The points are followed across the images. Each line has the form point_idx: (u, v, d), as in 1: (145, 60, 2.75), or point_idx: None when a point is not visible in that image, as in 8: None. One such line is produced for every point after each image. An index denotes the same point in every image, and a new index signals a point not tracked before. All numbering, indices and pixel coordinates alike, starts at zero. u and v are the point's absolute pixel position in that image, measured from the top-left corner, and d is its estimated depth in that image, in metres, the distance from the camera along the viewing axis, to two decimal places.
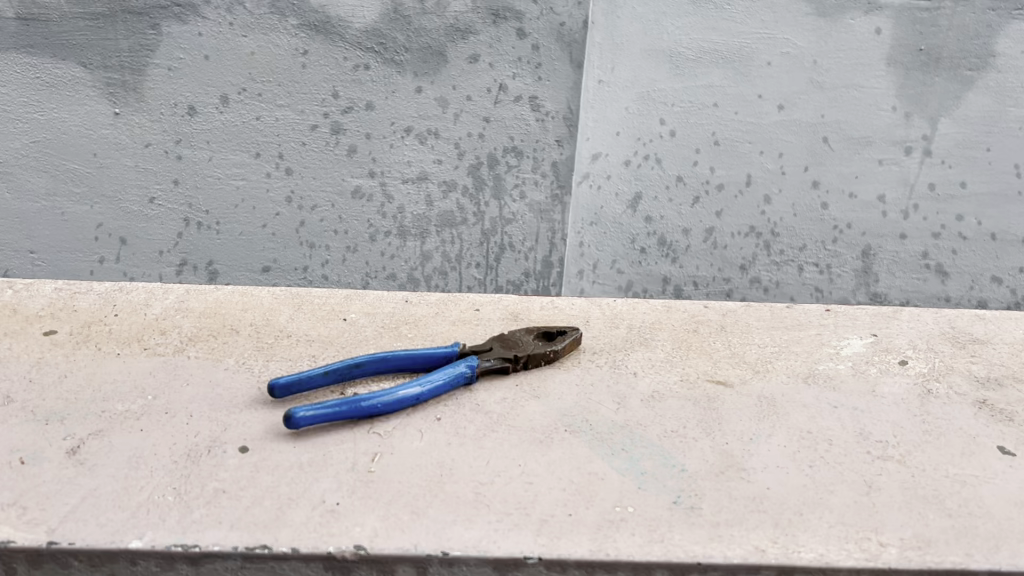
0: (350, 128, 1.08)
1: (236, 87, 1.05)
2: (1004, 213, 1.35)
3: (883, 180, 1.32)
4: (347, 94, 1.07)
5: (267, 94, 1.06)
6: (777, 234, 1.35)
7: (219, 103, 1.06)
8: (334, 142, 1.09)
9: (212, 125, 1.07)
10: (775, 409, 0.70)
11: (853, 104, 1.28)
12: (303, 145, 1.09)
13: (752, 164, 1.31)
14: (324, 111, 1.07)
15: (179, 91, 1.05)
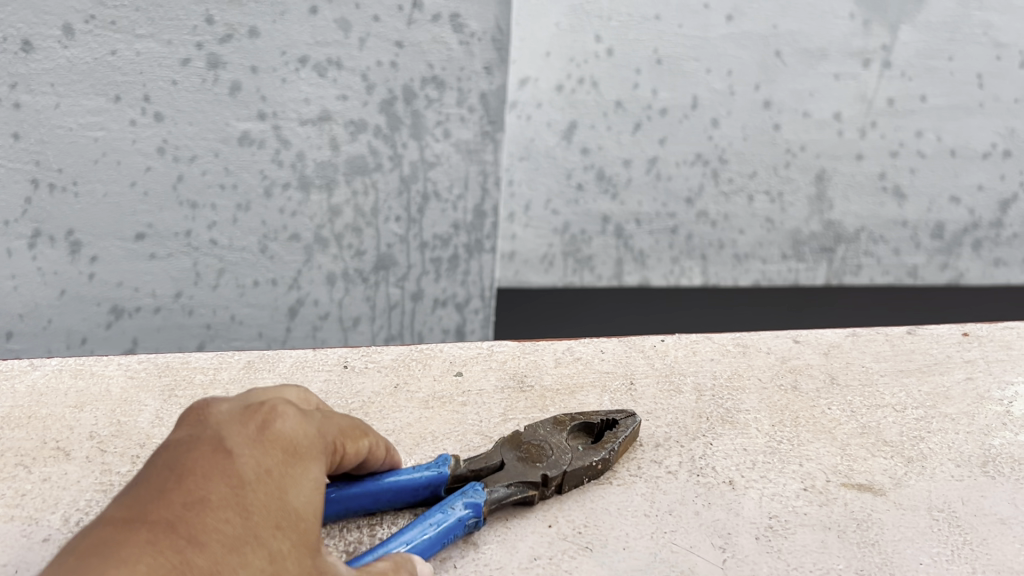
0: (230, 60, 0.88)
1: (81, 14, 0.84)
2: (964, 127, 1.23)
3: (839, 96, 1.19)
4: (223, 18, 0.86)
5: (123, 22, 0.85)
6: (726, 162, 1.22)
7: (62, 35, 0.84)
8: (212, 78, 0.89)
9: (55, 64, 0.86)
10: (963, 537, 0.58)
11: (808, 11, 1.14)
12: (174, 84, 0.88)
13: (698, 84, 1.16)
14: (196, 41, 0.87)
15: (8, 20, 0.83)
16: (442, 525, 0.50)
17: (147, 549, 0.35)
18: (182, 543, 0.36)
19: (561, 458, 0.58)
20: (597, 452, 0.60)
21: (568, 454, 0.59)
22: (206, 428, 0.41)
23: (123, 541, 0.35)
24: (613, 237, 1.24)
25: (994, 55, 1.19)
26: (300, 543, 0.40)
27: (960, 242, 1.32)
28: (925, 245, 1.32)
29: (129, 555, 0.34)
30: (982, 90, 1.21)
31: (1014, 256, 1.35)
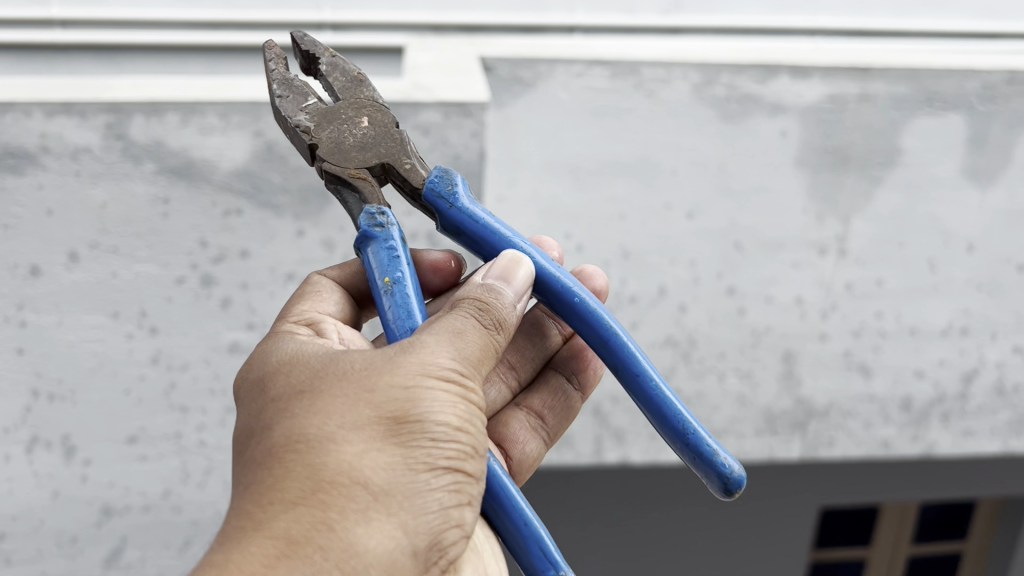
0: (222, 278, 0.95)
1: (86, 242, 0.92)
2: (922, 308, 1.30)
3: (800, 282, 1.26)
4: (217, 242, 0.94)
5: (125, 248, 0.92)
6: (695, 344, 1.27)
7: (67, 261, 0.92)
8: (205, 295, 0.96)
9: (60, 286, 0.93)
10: None
11: (763, 208, 1.22)
12: (169, 301, 0.95)
13: (665, 274, 1.23)
14: (191, 263, 0.94)
15: (20, 250, 0.91)
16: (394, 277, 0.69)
17: (260, 481, 0.55)
18: (270, 469, 0.55)
19: (348, 145, 0.74)
20: (306, 133, 0.74)
21: (349, 139, 0.74)
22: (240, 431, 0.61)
23: (258, 492, 0.54)
24: (591, 416, 1.28)
25: (942, 242, 1.27)
26: (314, 383, 0.60)
27: (928, 415, 1.36)
28: (894, 418, 1.36)
29: (264, 492, 0.54)
30: (934, 274, 1.28)
31: (982, 426, 1.38)
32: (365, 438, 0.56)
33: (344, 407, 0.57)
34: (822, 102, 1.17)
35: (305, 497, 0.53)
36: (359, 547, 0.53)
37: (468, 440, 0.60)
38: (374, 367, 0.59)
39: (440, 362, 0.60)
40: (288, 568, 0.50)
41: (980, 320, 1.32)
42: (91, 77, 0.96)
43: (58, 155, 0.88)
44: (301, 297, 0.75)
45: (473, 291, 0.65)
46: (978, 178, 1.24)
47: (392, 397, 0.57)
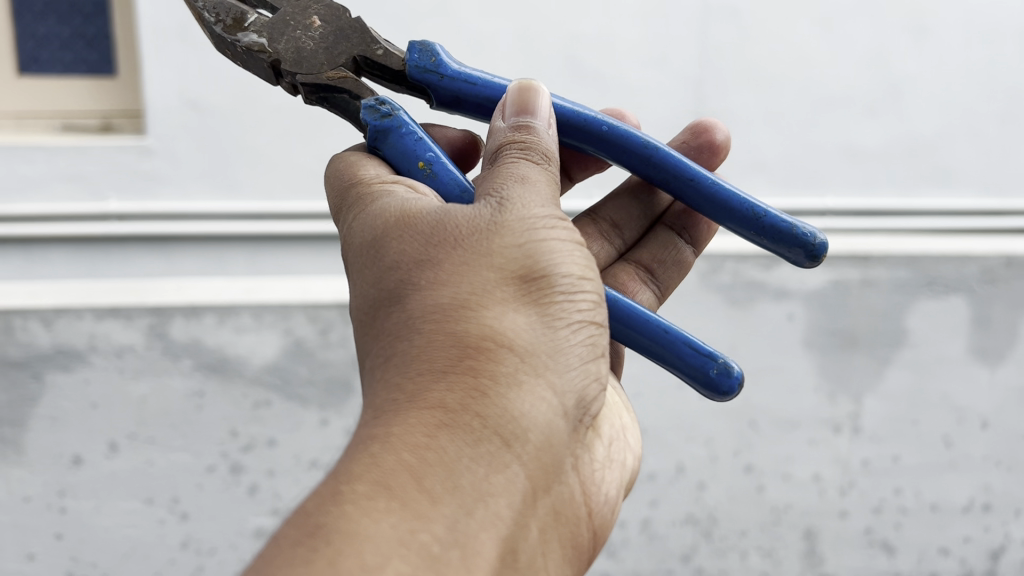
0: (250, 466, 1.17)
1: (124, 432, 1.12)
2: (940, 484, 1.31)
3: (817, 460, 1.28)
4: (246, 431, 1.16)
5: (160, 439, 1.14)
6: (716, 521, 1.29)
7: (106, 450, 1.13)
8: (234, 481, 1.17)
9: (99, 475, 1.14)
10: None
11: (775, 387, 1.24)
12: (200, 487, 1.17)
13: (683, 451, 1.25)
14: (221, 451, 1.16)
15: (66, 442, 1.13)
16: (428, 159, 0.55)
17: (395, 367, 0.41)
18: (404, 354, 0.41)
19: (308, 46, 0.59)
20: (261, 51, 0.58)
21: (307, 39, 0.59)
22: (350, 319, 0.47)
23: (398, 381, 0.40)
24: None
25: (956, 419, 1.29)
26: (424, 242, 0.45)
27: None
28: None
29: (407, 382, 0.40)
30: (950, 450, 1.29)
31: None
32: (499, 300, 0.43)
33: (477, 266, 0.43)
34: (825, 288, 1.22)
35: (454, 366, 0.40)
36: (526, 417, 0.40)
37: (596, 290, 0.48)
38: (472, 223, 0.45)
39: (535, 204, 0.47)
40: (453, 439, 0.38)
41: (1002, 497, 1.32)
42: (134, 278, 1.09)
43: (103, 354, 1.10)
44: (348, 167, 0.54)
45: (505, 137, 0.51)
46: (986, 356, 1.28)
47: (510, 248, 0.44)
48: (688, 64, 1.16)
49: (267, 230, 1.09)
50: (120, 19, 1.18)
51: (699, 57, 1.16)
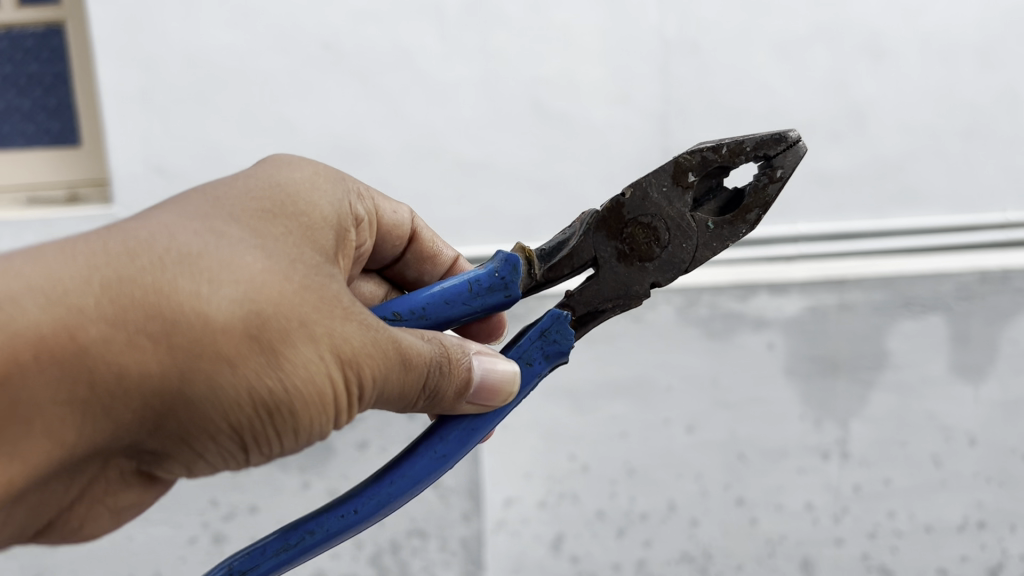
0: (233, 534, 1.16)
1: None
2: (933, 504, 1.29)
3: (807, 488, 1.27)
4: (226, 499, 1.16)
5: None
6: (711, 557, 1.27)
7: None
8: (218, 551, 1.17)
9: (77, 553, 1.16)
10: None
11: (760, 417, 1.23)
12: (183, 559, 1.17)
13: (673, 489, 1.24)
14: (202, 520, 1.16)
15: None
16: (480, 285, 0.58)
17: (208, 235, 0.43)
18: (229, 243, 0.43)
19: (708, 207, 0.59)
20: (685, 193, 0.58)
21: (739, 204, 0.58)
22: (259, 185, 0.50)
23: (185, 252, 0.41)
24: None
25: (944, 438, 1.27)
26: (318, 264, 0.46)
27: None
28: None
29: (182, 252, 0.41)
30: (940, 469, 1.28)
31: None
32: (286, 345, 0.43)
33: (304, 307, 0.44)
34: (801, 314, 1.22)
35: (198, 282, 0.41)
36: (138, 391, 0.40)
37: (310, 427, 0.46)
38: (326, 301, 0.45)
39: (350, 374, 0.45)
40: (107, 306, 0.38)
41: (995, 513, 1.30)
42: None
43: None
44: (394, 223, 0.70)
45: (455, 344, 0.52)
46: (967, 374, 1.27)
47: (302, 341, 0.43)
48: (654, 101, 1.18)
49: None
50: (80, 94, 1.16)
51: (661, 93, 1.17)
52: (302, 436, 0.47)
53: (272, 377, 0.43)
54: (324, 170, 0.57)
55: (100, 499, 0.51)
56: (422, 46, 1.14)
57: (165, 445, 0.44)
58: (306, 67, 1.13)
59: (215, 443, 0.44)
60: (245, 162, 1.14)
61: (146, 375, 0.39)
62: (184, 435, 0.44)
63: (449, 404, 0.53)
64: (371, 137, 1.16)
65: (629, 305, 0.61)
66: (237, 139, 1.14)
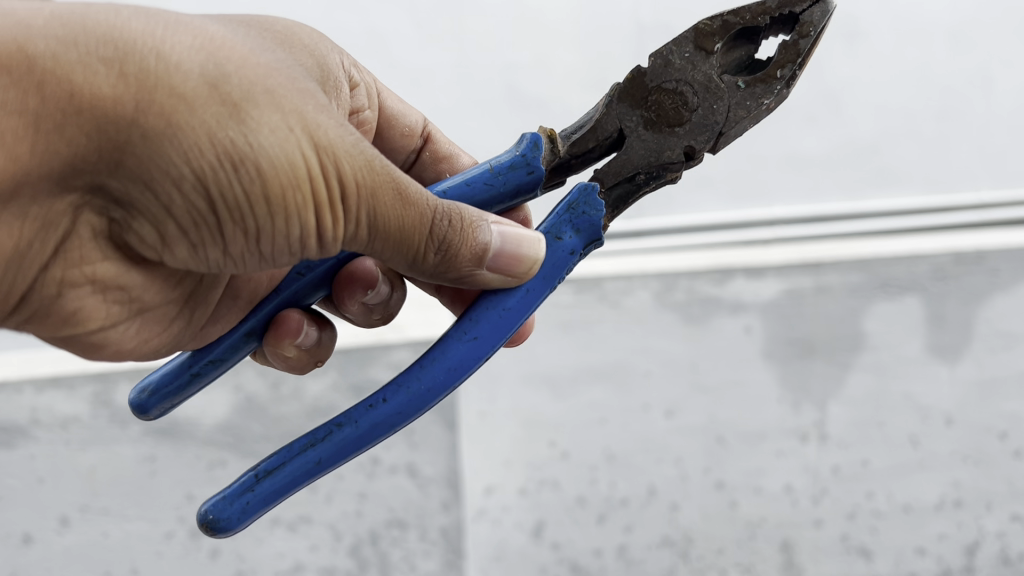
0: None
1: (76, 506, 1.15)
2: (910, 484, 1.24)
3: (787, 470, 1.24)
4: (201, 493, 1.16)
5: (113, 509, 1.15)
6: (691, 542, 1.22)
7: (59, 524, 1.14)
8: (195, 546, 1.16)
9: (53, 551, 1.14)
10: None
11: (738, 401, 1.23)
12: (160, 554, 1.15)
13: (653, 474, 1.23)
14: (177, 515, 1.15)
15: (17, 520, 1.14)
16: (503, 165, 0.65)
17: (191, 21, 0.52)
18: (217, 32, 0.52)
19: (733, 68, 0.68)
20: (707, 56, 0.68)
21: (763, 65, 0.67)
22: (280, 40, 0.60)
23: (164, 21, 0.51)
24: None
25: (920, 418, 1.26)
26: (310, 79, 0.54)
27: None
28: None
29: (163, 23, 0.50)
30: (918, 449, 1.25)
31: None
32: (248, 106, 0.49)
33: (279, 88, 0.50)
34: (778, 297, 1.23)
35: (160, 41, 0.50)
36: (99, 104, 0.48)
37: (295, 199, 0.52)
38: (306, 93, 0.52)
39: (329, 156, 0.51)
40: (71, 49, 0.48)
41: (973, 491, 1.26)
42: None
43: (48, 428, 1.16)
44: (394, 119, 0.83)
45: (475, 217, 0.58)
46: (944, 354, 1.27)
47: (265, 106, 0.50)
48: None
49: None
50: None
51: None
52: (280, 212, 0.52)
53: (230, 129, 0.49)
54: (330, 46, 0.68)
55: (98, 289, 0.61)
56: (395, 31, 1.14)
57: (145, 199, 0.52)
58: None
59: (184, 196, 0.52)
60: None
61: (94, 94, 0.48)
62: (150, 183, 0.51)
63: (462, 267, 0.58)
64: None
65: (666, 176, 0.67)
66: None
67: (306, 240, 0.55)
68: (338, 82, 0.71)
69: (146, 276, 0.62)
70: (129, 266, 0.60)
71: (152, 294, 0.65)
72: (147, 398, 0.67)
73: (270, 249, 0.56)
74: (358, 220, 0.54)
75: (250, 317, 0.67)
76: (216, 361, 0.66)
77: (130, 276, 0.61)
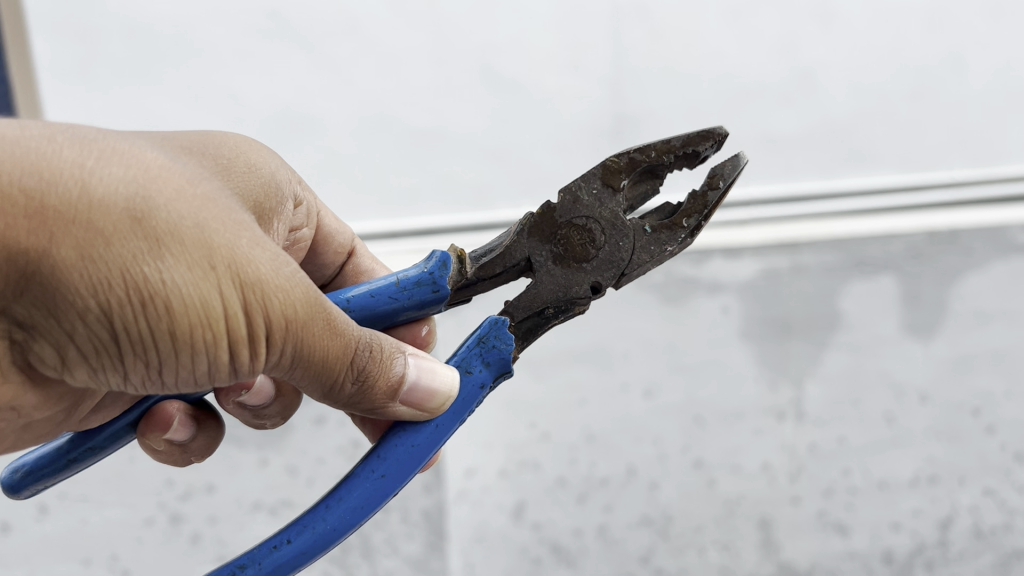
0: (192, 513, 1.16)
1: (54, 494, 1.14)
2: (887, 462, 1.27)
3: (763, 449, 1.25)
4: (181, 479, 1.16)
5: (91, 497, 1.14)
6: (671, 520, 1.26)
7: (37, 512, 1.14)
8: (174, 532, 1.16)
9: (31, 539, 1.14)
10: None
11: (717, 380, 1.24)
12: (140, 541, 1.15)
13: (633, 454, 1.24)
14: (158, 501, 1.15)
15: None
16: (410, 280, 0.63)
17: (113, 135, 0.47)
18: (140, 147, 0.47)
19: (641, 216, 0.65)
20: (614, 194, 0.64)
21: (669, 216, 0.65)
22: (187, 142, 0.56)
23: (86, 139, 0.46)
24: None
25: (895, 395, 1.27)
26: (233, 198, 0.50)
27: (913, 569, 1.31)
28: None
29: (84, 140, 0.45)
30: (892, 427, 1.27)
31: (966, 569, 1.34)
32: (176, 240, 0.45)
33: (207, 217, 0.46)
34: (755, 278, 1.24)
35: (85, 162, 0.44)
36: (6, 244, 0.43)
37: (203, 337, 0.47)
38: (235, 219, 0.47)
39: (250, 293, 0.47)
40: None
41: (946, 466, 1.28)
42: None
43: None
44: (327, 236, 0.82)
45: (391, 346, 0.56)
46: (918, 332, 1.28)
47: (188, 244, 0.45)
48: (606, 67, 1.17)
49: None
50: (13, 59, 1.11)
51: (612, 56, 1.17)
52: (187, 350, 0.48)
53: (150, 268, 0.44)
54: (259, 148, 0.65)
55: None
56: (369, 14, 1.13)
57: (45, 326, 0.47)
58: (247, 35, 1.13)
59: (89, 328, 0.46)
60: None
61: (8, 231, 0.43)
62: (55, 313, 0.46)
63: (377, 399, 0.56)
64: (318, 105, 1.16)
65: (571, 310, 0.65)
66: (184, 115, 1.16)
67: (216, 374, 0.50)
68: (283, 200, 0.70)
69: (41, 397, 0.57)
70: (29, 386, 0.55)
71: (42, 409, 0.60)
72: (20, 478, 0.68)
73: (171, 381, 0.51)
74: (276, 352, 0.50)
75: (131, 407, 0.70)
76: (95, 449, 0.68)
77: (26, 396, 0.56)
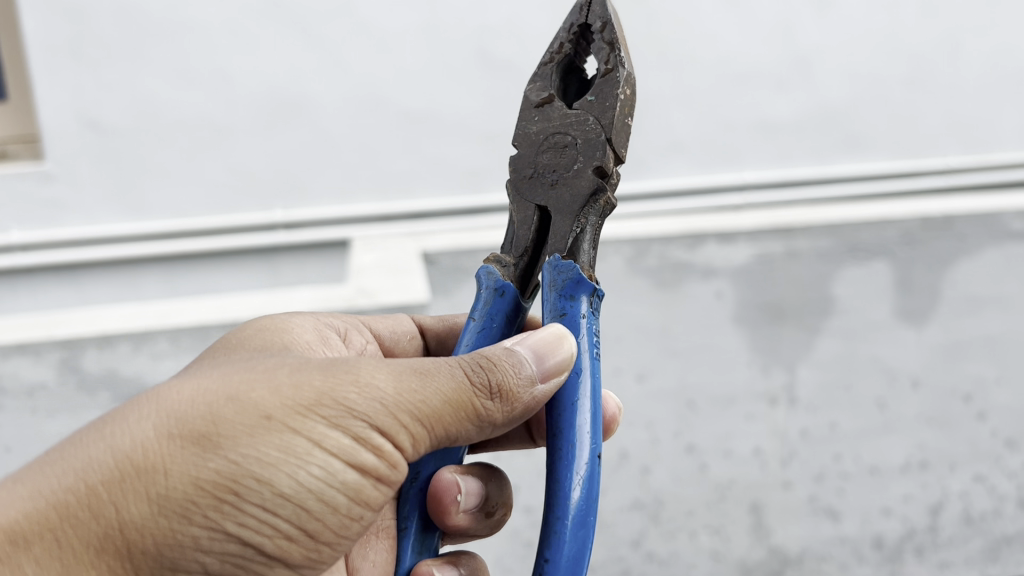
0: None
1: None
2: (879, 448, 1.28)
3: (756, 435, 1.25)
4: None
5: None
6: (662, 504, 1.26)
7: None
8: None
9: None
10: None
11: (710, 366, 1.22)
12: None
13: (624, 438, 1.23)
14: None
15: None
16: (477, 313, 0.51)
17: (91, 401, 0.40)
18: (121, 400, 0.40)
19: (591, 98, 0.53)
20: (552, 104, 0.52)
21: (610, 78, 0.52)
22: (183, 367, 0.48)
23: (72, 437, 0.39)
24: None
25: (888, 381, 1.26)
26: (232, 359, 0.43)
27: (901, 556, 1.33)
28: (869, 560, 1.32)
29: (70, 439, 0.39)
30: (883, 413, 1.27)
31: (957, 556, 1.36)
32: (208, 427, 0.38)
33: (220, 391, 0.39)
34: (749, 262, 1.20)
35: (77, 442, 0.38)
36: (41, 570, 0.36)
37: (322, 481, 0.40)
38: (249, 372, 0.41)
39: (322, 413, 0.40)
40: None
41: (937, 452, 1.29)
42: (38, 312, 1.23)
43: None
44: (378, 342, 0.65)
45: (492, 353, 0.44)
46: (911, 318, 1.25)
47: (230, 422, 0.38)
48: None
49: (176, 248, 1.20)
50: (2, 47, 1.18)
51: None
52: (323, 501, 0.41)
53: (212, 462, 0.38)
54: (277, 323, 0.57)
55: None
56: None
57: None
58: (242, 14, 1.12)
59: (202, 550, 0.39)
60: (183, 115, 1.16)
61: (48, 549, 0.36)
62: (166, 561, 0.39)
63: (521, 402, 0.44)
64: (312, 87, 1.15)
65: (600, 207, 0.50)
66: (173, 93, 1.15)
67: (365, 499, 0.43)
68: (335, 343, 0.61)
69: None
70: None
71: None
72: None
73: (332, 548, 0.43)
74: (404, 443, 0.42)
75: None
76: None
77: None
